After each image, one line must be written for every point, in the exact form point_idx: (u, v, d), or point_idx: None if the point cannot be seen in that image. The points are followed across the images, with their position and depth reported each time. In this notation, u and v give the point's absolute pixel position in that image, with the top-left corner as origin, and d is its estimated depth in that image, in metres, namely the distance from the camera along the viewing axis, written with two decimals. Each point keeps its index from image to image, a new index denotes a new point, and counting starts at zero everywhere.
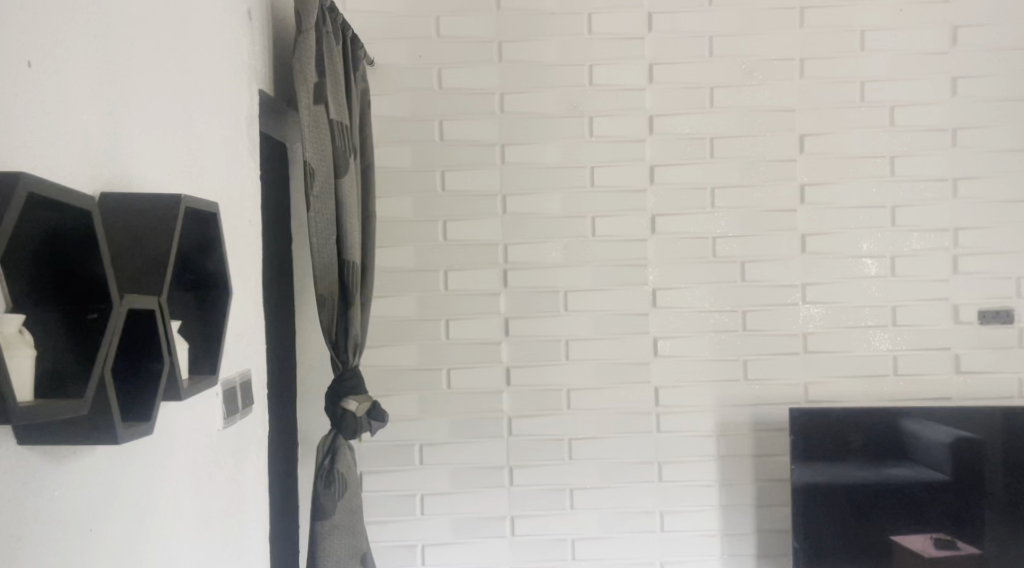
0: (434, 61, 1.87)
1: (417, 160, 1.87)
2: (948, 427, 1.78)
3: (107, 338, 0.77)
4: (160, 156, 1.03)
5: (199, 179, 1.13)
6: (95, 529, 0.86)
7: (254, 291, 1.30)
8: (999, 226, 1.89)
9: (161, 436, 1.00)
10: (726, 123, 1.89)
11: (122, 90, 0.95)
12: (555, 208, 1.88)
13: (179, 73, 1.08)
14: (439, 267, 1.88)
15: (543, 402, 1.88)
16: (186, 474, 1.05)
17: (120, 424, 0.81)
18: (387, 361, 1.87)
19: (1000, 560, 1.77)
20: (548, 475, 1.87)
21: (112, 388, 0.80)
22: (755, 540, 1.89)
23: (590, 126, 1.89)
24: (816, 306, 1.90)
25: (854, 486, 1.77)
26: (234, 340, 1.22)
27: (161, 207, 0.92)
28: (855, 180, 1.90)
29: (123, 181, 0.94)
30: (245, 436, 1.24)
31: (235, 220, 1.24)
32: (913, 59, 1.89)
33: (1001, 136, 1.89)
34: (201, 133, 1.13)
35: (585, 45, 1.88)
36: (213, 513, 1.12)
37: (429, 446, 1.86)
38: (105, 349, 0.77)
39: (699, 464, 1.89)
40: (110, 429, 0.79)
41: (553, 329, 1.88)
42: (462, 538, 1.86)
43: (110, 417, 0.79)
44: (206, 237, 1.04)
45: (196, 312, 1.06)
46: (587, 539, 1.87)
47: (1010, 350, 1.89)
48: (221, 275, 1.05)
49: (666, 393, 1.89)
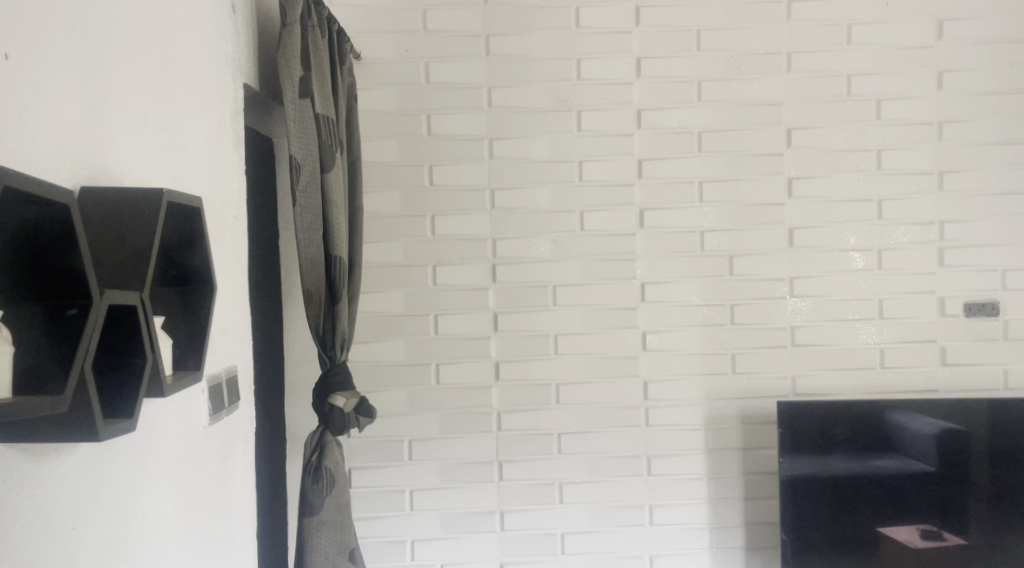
0: (421, 55, 1.86)
1: (404, 155, 1.87)
2: (934, 419, 1.80)
3: (86, 333, 0.77)
4: (142, 151, 1.02)
5: (183, 174, 1.11)
6: (77, 528, 0.85)
7: (239, 287, 1.29)
8: (985, 220, 1.90)
9: (145, 433, 0.99)
10: (714, 117, 1.90)
11: (103, 84, 0.93)
12: (543, 202, 1.88)
13: (161, 67, 1.06)
14: (427, 263, 1.87)
15: (531, 397, 1.88)
16: (170, 471, 1.04)
17: (102, 421, 0.80)
18: (376, 355, 1.86)
19: (985, 550, 1.78)
20: (537, 469, 1.87)
21: (94, 384, 0.79)
22: (744, 533, 1.89)
23: (578, 120, 1.88)
24: (804, 300, 1.91)
25: (842, 479, 1.78)
26: (219, 337, 1.21)
27: (143, 202, 0.91)
28: (842, 173, 1.90)
29: (105, 176, 0.93)
30: (231, 432, 1.23)
31: (219, 214, 1.23)
32: (899, 53, 1.90)
33: (986, 130, 1.90)
34: (184, 126, 1.12)
35: (573, 38, 1.88)
36: (199, 510, 1.11)
37: (418, 441, 1.86)
38: (84, 346, 0.76)
39: (687, 458, 1.89)
40: (91, 426, 0.78)
41: (541, 324, 1.88)
42: (452, 534, 1.86)
43: (91, 414, 0.78)
44: (189, 232, 1.03)
45: (179, 309, 1.05)
46: (576, 533, 1.88)
47: (995, 342, 1.91)
48: (204, 270, 1.04)
49: (655, 387, 1.89)
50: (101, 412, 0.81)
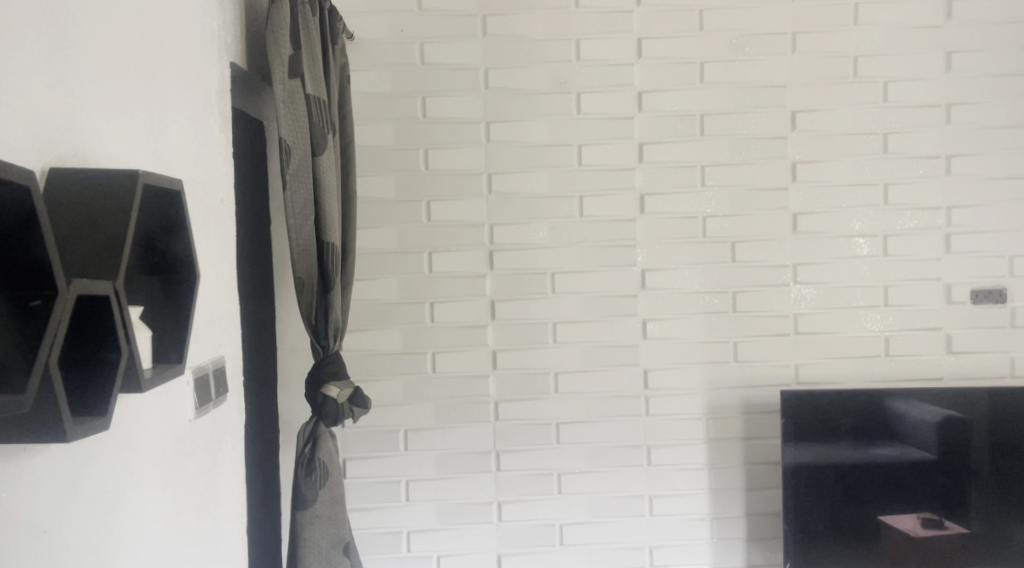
0: (416, 36, 1.81)
1: (399, 138, 1.82)
2: (936, 407, 1.77)
3: (52, 326, 0.73)
4: (121, 130, 0.97)
5: (167, 157, 1.07)
6: (50, 532, 0.81)
7: (228, 273, 1.24)
8: (992, 205, 1.86)
9: (126, 428, 0.95)
10: (715, 99, 1.85)
11: (76, 57, 0.89)
12: (542, 187, 1.84)
13: (140, 43, 1.01)
14: (423, 250, 1.83)
15: (529, 385, 1.84)
16: (154, 467, 1.00)
17: (70, 420, 0.76)
18: (370, 344, 1.82)
19: (988, 540, 1.76)
20: (534, 459, 1.84)
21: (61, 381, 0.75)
22: (744, 524, 1.87)
23: (577, 103, 1.83)
24: (807, 287, 1.87)
25: (844, 468, 1.75)
26: (205, 326, 1.17)
27: (118, 185, 0.87)
28: (848, 157, 1.86)
29: (79, 157, 0.89)
30: (219, 424, 1.20)
31: (205, 198, 1.18)
32: (906, 34, 1.85)
33: (996, 113, 1.85)
34: (167, 107, 1.07)
35: (571, 18, 1.83)
36: (185, 506, 1.07)
37: (414, 432, 1.83)
38: (49, 340, 0.72)
39: (687, 447, 1.86)
40: (58, 426, 0.75)
41: (540, 312, 1.84)
42: (448, 525, 1.83)
43: (58, 412, 0.74)
44: (170, 217, 0.99)
45: (160, 298, 1.00)
46: (574, 524, 1.85)
47: (1002, 330, 1.87)
48: (187, 258, 1.00)
49: (655, 375, 1.86)
50: (69, 411, 0.77)
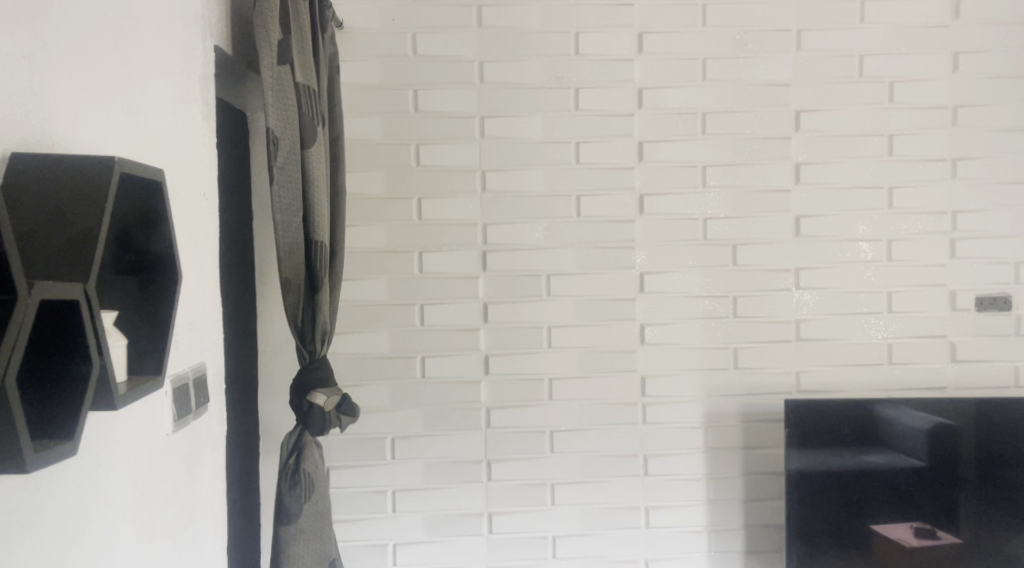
0: (409, 25, 1.73)
1: (390, 132, 1.73)
2: (925, 414, 1.72)
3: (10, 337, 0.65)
4: (95, 115, 0.88)
5: (145, 147, 0.98)
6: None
7: (210, 273, 1.15)
8: (999, 210, 1.82)
9: (94, 445, 0.85)
10: (718, 98, 1.79)
11: (45, 31, 0.80)
12: (537, 186, 1.76)
13: (118, 21, 0.92)
14: (413, 249, 1.74)
15: (523, 392, 1.77)
16: (129, 486, 0.92)
17: (29, 443, 0.68)
18: (358, 347, 1.74)
19: (991, 553, 1.72)
20: (526, 468, 1.77)
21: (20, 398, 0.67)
22: (743, 536, 1.81)
23: (576, 99, 1.76)
24: (809, 292, 1.81)
25: (847, 478, 1.70)
26: (185, 331, 1.08)
27: (92, 175, 0.78)
28: (852, 159, 1.81)
29: (45, 141, 0.80)
30: (200, 436, 1.11)
31: (187, 191, 1.09)
32: (913, 33, 1.80)
33: (1002, 116, 1.81)
34: (146, 90, 0.99)
35: (571, 11, 1.76)
36: (161, 528, 0.98)
37: (401, 439, 1.74)
38: (7, 354, 0.65)
39: (685, 457, 1.80)
40: (17, 450, 0.67)
41: (535, 315, 1.77)
42: (436, 537, 1.75)
43: (15, 436, 0.66)
44: (147, 211, 0.90)
45: (135, 300, 0.92)
46: (568, 536, 1.78)
47: (1007, 339, 1.83)
48: (167, 258, 0.91)
49: (653, 383, 1.79)
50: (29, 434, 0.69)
